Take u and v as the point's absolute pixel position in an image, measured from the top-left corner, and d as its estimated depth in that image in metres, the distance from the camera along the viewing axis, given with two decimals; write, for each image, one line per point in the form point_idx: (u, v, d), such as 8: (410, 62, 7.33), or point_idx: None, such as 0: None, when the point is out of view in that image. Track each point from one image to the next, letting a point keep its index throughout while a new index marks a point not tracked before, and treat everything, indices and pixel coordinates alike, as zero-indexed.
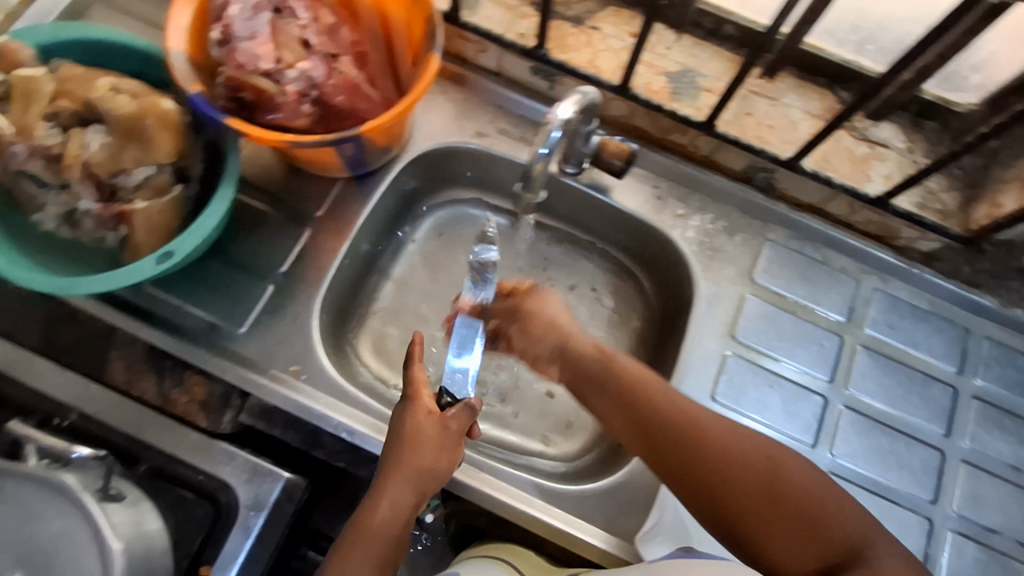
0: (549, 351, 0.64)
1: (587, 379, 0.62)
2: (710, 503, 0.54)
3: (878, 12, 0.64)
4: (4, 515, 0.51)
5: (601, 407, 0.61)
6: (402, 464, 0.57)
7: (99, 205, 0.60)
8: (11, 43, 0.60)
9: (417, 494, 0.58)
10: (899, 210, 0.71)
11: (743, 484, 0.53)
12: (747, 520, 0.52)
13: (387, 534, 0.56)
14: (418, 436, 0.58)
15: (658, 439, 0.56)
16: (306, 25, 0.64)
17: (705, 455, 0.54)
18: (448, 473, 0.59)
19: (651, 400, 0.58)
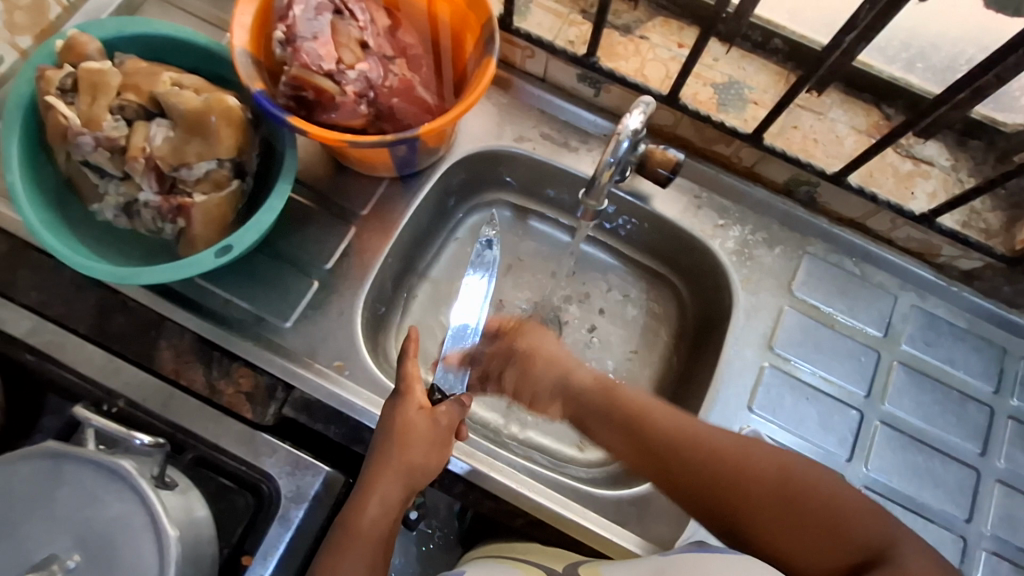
0: (551, 386, 0.66)
1: (588, 409, 0.63)
2: (724, 511, 0.55)
3: (932, 31, 0.65)
4: (64, 498, 0.51)
5: (603, 434, 0.62)
6: (393, 462, 0.59)
7: (159, 197, 0.62)
8: (80, 35, 0.61)
9: (405, 490, 0.60)
10: (943, 228, 0.71)
11: (754, 491, 0.53)
12: (762, 524, 0.53)
13: (378, 534, 0.58)
14: (408, 434, 0.60)
15: (661, 461, 0.58)
16: (364, 27, 0.66)
17: (711, 469, 0.55)
18: (437, 471, 0.61)
19: (652, 421, 0.59)
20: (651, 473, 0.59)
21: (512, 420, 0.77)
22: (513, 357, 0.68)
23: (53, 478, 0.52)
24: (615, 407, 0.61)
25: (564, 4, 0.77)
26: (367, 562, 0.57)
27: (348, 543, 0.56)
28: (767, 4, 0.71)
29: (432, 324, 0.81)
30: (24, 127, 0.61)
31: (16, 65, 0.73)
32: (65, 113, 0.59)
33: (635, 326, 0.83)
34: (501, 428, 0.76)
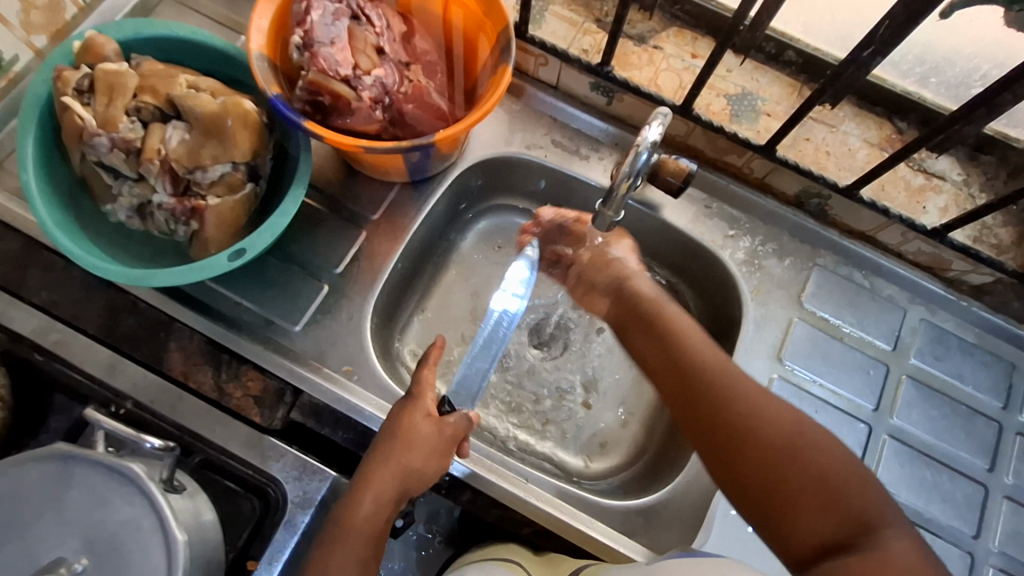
0: (604, 289, 0.67)
1: (632, 318, 0.64)
2: (718, 447, 0.52)
3: (947, 46, 0.65)
4: (74, 500, 0.51)
5: (638, 342, 0.62)
6: (392, 461, 0.59)
7: (173, 199, 0.62)
8: (98, 36, 0.61)
9: (400, 491, 0.59)
10: (955, 242, 0.71)
11: (757, 436, 0.50)
12: (751, 467, 0.49)
13: (371, 530, 0.57)
14: (410, 436, 0.60)
15: (681, 375, 0.57)
16: (380, 32, 0.66)
17: (726, 395, 0.53)
18: (434, 477, 0.61)
19: (685, 340, 0.58)
20: (667, 387, 0.58)
21: (518, 428, 0.76)
22: (579, 257, 0.70)
23: (62, 480, 0.52)
24: (655, 320, 0.61)
25: (579, 13, 0.78)
26: (359, 563, 0.56)
27: (340, 536, 0.56)
28: (782, 17, 0.71)
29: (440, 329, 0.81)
30: (41, 125, 0.62)
31: (30, 64, 0.72)
32: (81, 113, 0.59)
33: None
34: (507, 435, 0.76)
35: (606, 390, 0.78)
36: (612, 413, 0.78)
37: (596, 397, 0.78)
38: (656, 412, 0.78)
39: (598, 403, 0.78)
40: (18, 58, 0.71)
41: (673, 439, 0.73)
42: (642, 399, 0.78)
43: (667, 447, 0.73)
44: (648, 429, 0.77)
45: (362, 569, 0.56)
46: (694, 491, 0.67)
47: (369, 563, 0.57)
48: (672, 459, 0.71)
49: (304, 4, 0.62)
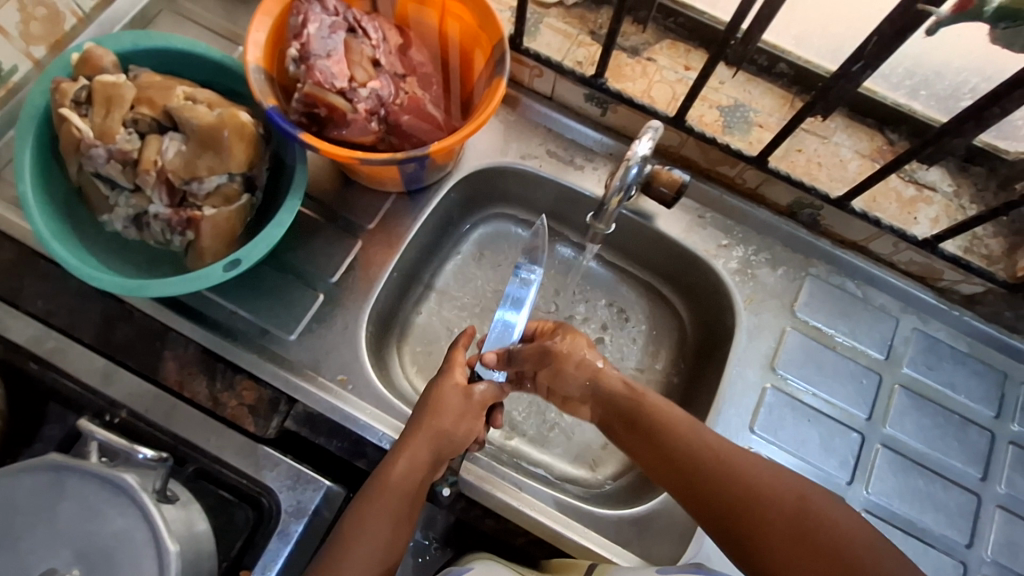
0: (580, 391, 0.66)
1: (615, 413, 0.63)
2: (747, 548, 0.52)
3: (935, 61, 0.66)
4: (67, 511, 0.51)
5: (629, 440, 0.62)
6: (423, 424, 0.61)
7: (169, 210, 0.62)
8: (96, 48, 0.62)
9: (433, 454, 0.60)
10: (945, 253, 0.72)
11: (774, 528, 0.51)
12: (779, 566, 0.50)
13: (406, 489, 0.58)
14: (441, 401, 0.62)
15: (684, 474, 0.57)
16: (377, 44, 0.67)
17: (731, 492, 0.54)
18: (464, 443, 0.62)
19: (677, 435, 0.58)
20: (673, 486, 0.58)
21: (513, 435, 0.77)
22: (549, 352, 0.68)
23: (56, 491, 0.52)
24: (641, 417, 0.61)
25: (573, 25, 0.78)
26: (392, 518, 0.57)
27: (377, 494, 0.57)
28: (773, 30, 0.72)
29: (435, 337, 0.81)
30: (38, 136, 0.62)
31: (29, 74, 0.73)
32: (79, 125, 0.60)
33: (635, 343, 0.84)
34: (502, 444, 0.76)
35: None
36: None
37: None
38: None
39: None
40: (17, 69, 0.71)
41: None
42: None
43: None
44: None
45: (394, 525, 0.57)
46: None
47: (402, 520, 0.57)
48: None
49: (301, 17, 0.62)
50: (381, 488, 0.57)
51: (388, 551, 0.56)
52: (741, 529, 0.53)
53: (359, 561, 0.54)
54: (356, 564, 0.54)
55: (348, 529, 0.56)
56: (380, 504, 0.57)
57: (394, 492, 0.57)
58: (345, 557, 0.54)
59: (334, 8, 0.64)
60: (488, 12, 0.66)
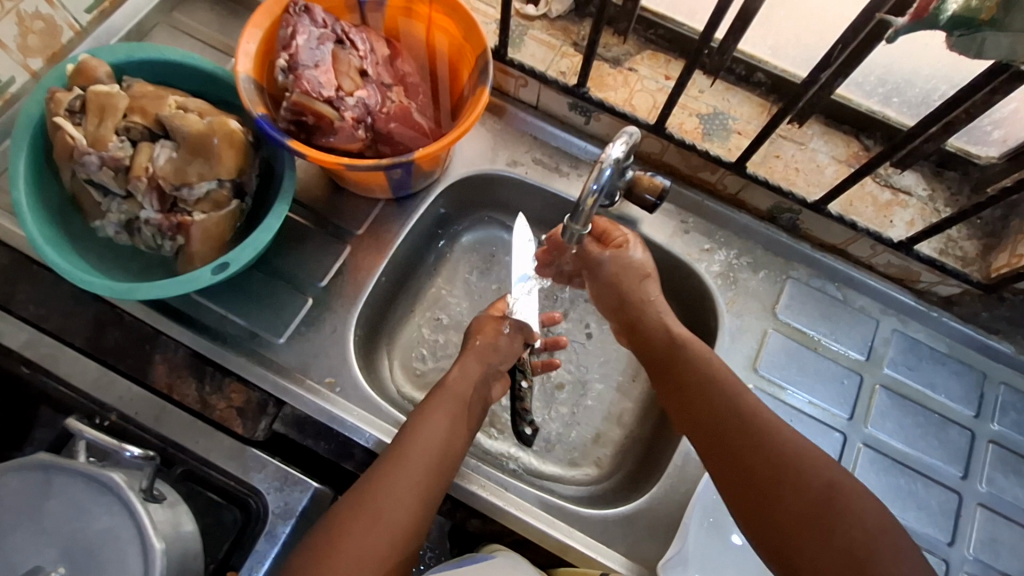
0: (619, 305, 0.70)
1: (656, 361, 0.65)
2: (738, 481, 0.54)
3: (904, 69, 0.68)
4: (53, 510, 0.52)
5: (664, 390, 0.64)
6: (473, 346, 0.69)
7: (159, 215, 0.64)
8: (90, 59, 0.64)
9: (483, 366, 0.68)
10: (921, 255, 0.73)
11: (772, 452, 0.54)
12: (768, 498, 0.52)
13: (460, 396, 0.64)
14: (482, 326, 0.71)
15: (714, 421, 0.58)
16: (364, 55, 0.69)
17: (755, 441, 0.55)
18: (510, 355, 0.70)
19: (713, 380, 0.60)
20: (691, 421, 0.60)
21: (500, 439, 0.77)
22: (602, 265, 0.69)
23: (43, 490, 0.52)
24: (681, 367, 0.62)
25: (557, 37, 0.81)
26: (448, 417, 0.62)
27: (436, 396, 0.63)
28: (749, 40, 0.75)
29: (424, 341, 0.82)
30: (33, 145, 0.64)
31: (26, 85, 0.75)
32: (72, 133, 0.62)
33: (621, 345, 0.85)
34: (489, 447, 0.77)
35: (587, 401, 0.80)
36: (593, 423, 0.79)
37: (576, 409, 0.79)
38: (636, 422, 0.79)
39: (578, 413, 0.79)
40: (14, 80, 0.73)
41: (654, 450, 0.75)
42: (621, 410, 0.80)
43: (647, 460, 0.75)
44: (626, 438, 0.78)
45: (451, 427, 0.61)
46: (670, 500, 0.68)
47: (457, 421, 0.62)
48: (651, 470, 0.72)
49: (290, 30, 0.64)
50: (439, 393, 0.64)
51: (446, 448, 0.60)
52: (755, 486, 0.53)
53: (421, 451, 0.58)
54: (419, 456, 0.58)
55: (411, 424, 0.61)
56: (438, 406, 0.62)
57: (450, 392, 0.64)
58: (409, 447, 0.58)
59: (322, 20, 0.66)
60: (472, 23, 0.68)
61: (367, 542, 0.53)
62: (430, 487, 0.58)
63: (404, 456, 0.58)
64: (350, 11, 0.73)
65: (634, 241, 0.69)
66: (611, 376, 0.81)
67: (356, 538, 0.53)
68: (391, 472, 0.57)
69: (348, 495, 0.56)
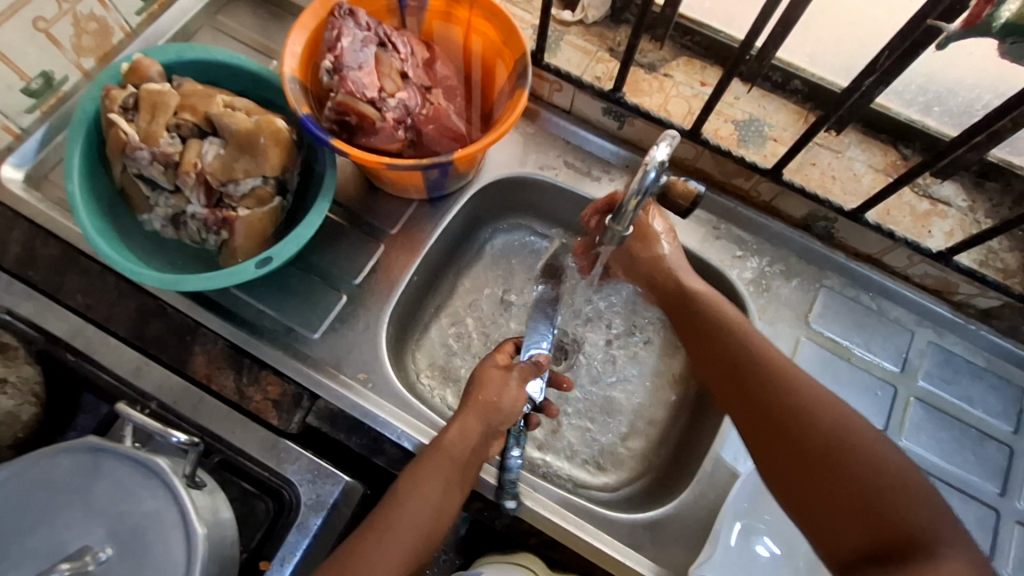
0: (645, 276, 0.70)
1: (684, 314, 0.66)
2: (776, 457, 0.53)
3: (947, 77, 0.69)
4: (100, 492, 0.54)
5: (693, 348, 0.65)
6: (471, 401, 0.63)
7: (205, 210, 0.66)
8: (143, 59, 0.66)
9: (483, 426, 0.63)
10: (961, 266, 0.72)
11: (810, 434, 0.52)
12: (805, 478, 0.51)
13: (459, 456, 0.60)
14: (484, 377, 0.65)
15: (740, 386, 0.58)
16: (405, 58, 0.70)
17: (787, 425, 0.53)
18: (512, 415, 0.64)
19: (740, 341, 0.60)
20: (726, 393, 0.59)
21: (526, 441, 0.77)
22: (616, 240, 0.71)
23: (91, 472, 0.54)
24: (717, 337, 0.62)
25: (593, 42, 0.82)
26: (443, 482, 0.59)
27: (429, 459, 0.60)
28: (788, 48, 0.75)
29: (451, 340, 0.83)
30: (86, 140, 0.66)
31: (78, 83, 0.77)
32: (125, 129, 0.64)
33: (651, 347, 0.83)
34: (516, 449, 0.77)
35: (613, 404, 0.80)
36: (619, 429, 0.79)
37: (602, 413, 0.79)
38: (663, 430, 0.78)
39: (604, 418, 0.79)
40: (68, 79, 0.76)
41: (681, 456, 0.74)
42: (649, 415, 0.79)
43: (673, 467, 0.75)
44: (652, 445, 0.78)
45: (445, 490, 0.59)
46: (698, 507, 0.68)
47: (453, 485, 0.59)
48: (679, 476, 0.72)
49: (335, 32, 0.66)
50: (435, 453, 0.60)
51: (436, 515, 0.58)
52: (783, 461, 0.53)
53: (410, 519, 0.57)
54: (408, 525, 0.56)
55: (401, 488, 0.58)
56: (433, 470, 0.59)
57: (447, 456, 0.60)
58: (399, 514, 0.57)
59: (366, 23, 0.68)
60: (512, 28, 0.69)
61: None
62: (419, 551, 0.57)
63: (390, 521, 0.56)
64: (391, 16, 0.74)
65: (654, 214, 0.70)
66: (638, 383, 0.81)
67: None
68: (379, 540, 0.55)
69: (337, 551, 0.55)
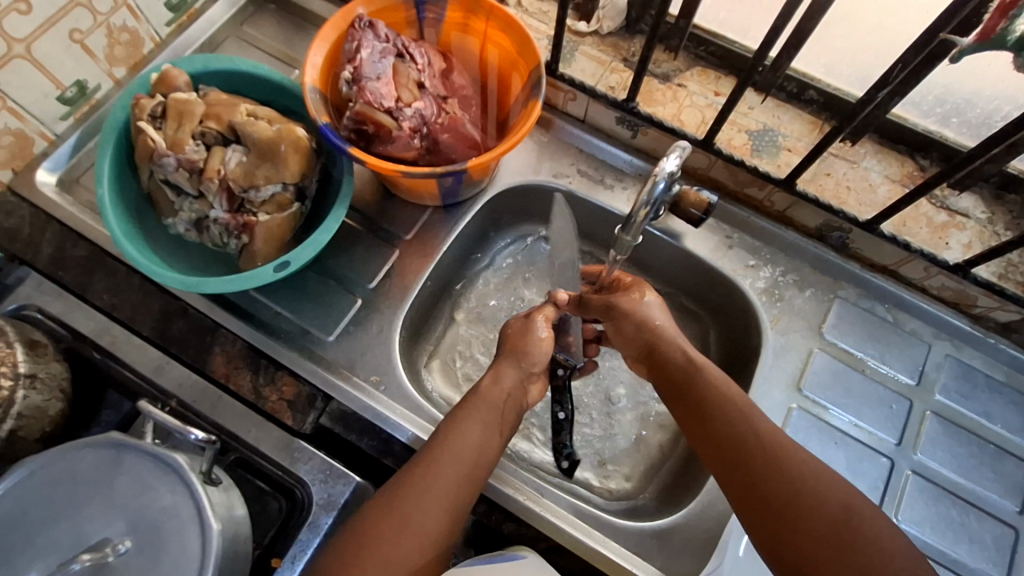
0: (636, 343, 0.68)
1: (673, 386, 0.64)
2: (768, 520, 0.52)
3: (965, 88, 0.68)
4: (122, 486, 0.56)
5: (683, 420, 0.62)
6: (506, 350, 0.69)
7: (227, 214, 0.68)
8: (172, 69, 0.69)
9: (517, 372, 0.67)
10: (978, 279, 0.71)
11: (808, 505, 0.51)
12: (804, 537, 0.50)
13: (496, 399, 0.64)
14: (513, 330, 0.71)
15: (740, 475, 0.55)
16: (422, 69, 0.72)
17: (786, 495, 0.52)
18: (543, 359, 0.69)
19: (736, 420, 0.57)
20: (712, 458, 0.58)
21: (536, 447, 0.78)
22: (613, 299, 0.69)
23: (113, 467, 0.56)
24: (698, 395, 0.61)
25: (608, 53, 0.83)
26: (482, 424, 0.62)
27: (470, 401, 0.63)
28: (802, 58, 0.75)
29: (463, 344, 0.84)
30: (117, 146, 0.69)
31: (110, 92, 0.81)
32: (153, 137, 0.67)
33: None
34: (525, 453, 0.78)
35: (623, 411, 0.80)
36: (628, 435, 0.79)
37: (613, 420, 0.80)
38: (672, 438, 0.78)
39: (614, 425, 0.79)
40: (100, 87, 0.79)
41: (691, 466, 0.74)
42: (658, 423, 0.79)
43: (681, 476, 0.74)
44: (661, 453, 0.78)
45: (486, 431, 0.62)
46: (707, 517, 0.67)
47: (492, 428, 0.62)
48: (689, 485, 0.72)
49: (355, 43, 0.68)
50: (474, 399, 0.64)
51: (479, 454, 0.60)
52: (790, 543, 0.51)
53: (454, 458, 0.59)
54: (452, 462, 0.58)
55: (445, 430, 0.61)
56: (472, 412, 0.62)
57: (485, 400, 0.64)
58: (443, 453, 0.59)
59: (385, 35, 0.70)
60: (528, 39, 0.70)
61: (398, 546, 0.54)
62: (463, 491, 0.58)
63: (437, 459, 0.58)
64: (409, 27, 0.76)
65: (647, 289, 0.69)
66: (648, 390, 0.81)
67: (388, 542, 0.54)
68: (424, 476, 0.57)
69: (377, 497, 0.57)
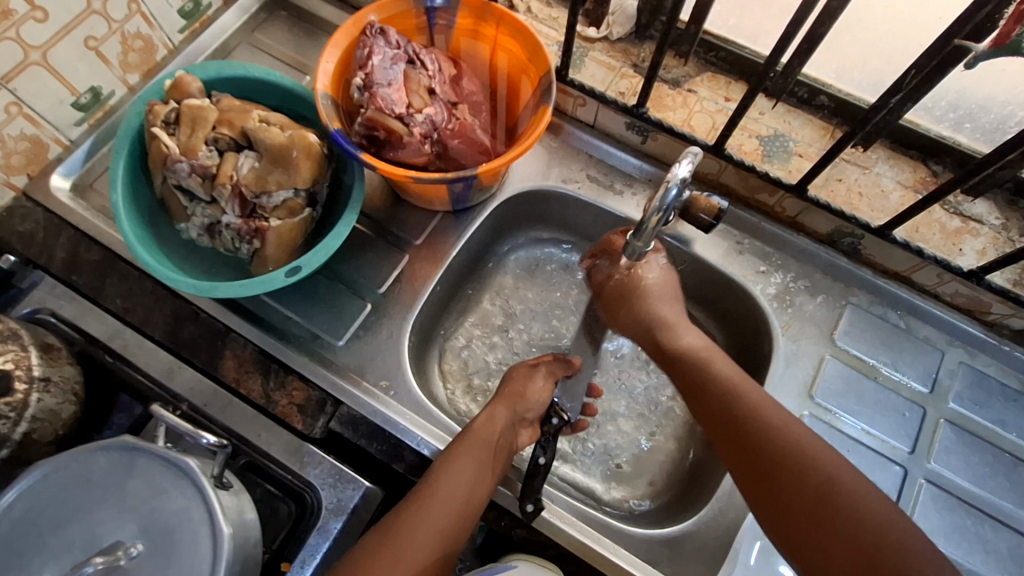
0: (637, 330, 0.66)
1: (669, 360, 0.63)
2: (764, 486, 0.53)
3: (979, 93, 0.68)
4: (136, 487, 0.56)
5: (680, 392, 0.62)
6: (501, 394, 0.68)
7: (239, 220, 0.68)
8: (185, 76, 0.70)
9: (510, 415, 0.66)
10: (993, 285, 0.70)
11: (799, 463, 0.52)
12: (800, 493, 0.51)
13: (490, 442, 0.63)
14: (516, 373, 0.71)
15: (734, 443, 0.56)
16: (432, 75, 0.72)
17: (779, 454, 0.53)
18: (539, 405, 0.69)
19: (726, 390, 0.58)
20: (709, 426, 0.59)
21: None
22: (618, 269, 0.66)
23: (126, 470, 0.57)
24: (691, 366, 0.61)
25: (617, 58, 0.83)
26: (474, 463, 0.61)
27: (462, 440, 0.62)
28: (814, 63, 0.75)
29: (471, 349, 0.84)
30: (131, 151, 0.70)
31: (123, 97, 0.82)
32: (167, 142, 0.67)
33: None
34: None
35: (632, 416, 0.80)
36: (637, 441, 0.78)
37: (622, 425, 0.79)
38: (681, 444, 0.78)
39: (623, 430, 0.79)
40: (114, 93, 0.80)
41: (701, 472, 0.74)
42: (668, 429, 0.79)
43: (692, 485, 0.74)
44: (671, 459, 0.77)
45: (479, 471, 0.61)
46: (718, 524, 0.67)
47: (485, 466, 0.61)
48: (699, 492, 0.72)
49: (366, 50, 0.68)
50: (465, 438, 0.63)
51: (471, 494, 0.59)
52: (783, 505, 0.52)
53: (444, 501, 0.58)
54: (442, 502, 0.57)
55: (436, 469, 0.60)
56: (465, 450, 0.61)
57: (478, 438, 0.63)
58: (434, 495, 0.58)
59: (396, 42, 0.70)
60: (538, 45, 0.70)
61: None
62: (452, 537, 0.57)
63: (427, 501, 0.57)
64: (419, 33, 0.76)
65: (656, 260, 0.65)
66: (657, 396, 0.81)
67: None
68: (414, 517, 0.57)
69: (369, 539, 0.56)
